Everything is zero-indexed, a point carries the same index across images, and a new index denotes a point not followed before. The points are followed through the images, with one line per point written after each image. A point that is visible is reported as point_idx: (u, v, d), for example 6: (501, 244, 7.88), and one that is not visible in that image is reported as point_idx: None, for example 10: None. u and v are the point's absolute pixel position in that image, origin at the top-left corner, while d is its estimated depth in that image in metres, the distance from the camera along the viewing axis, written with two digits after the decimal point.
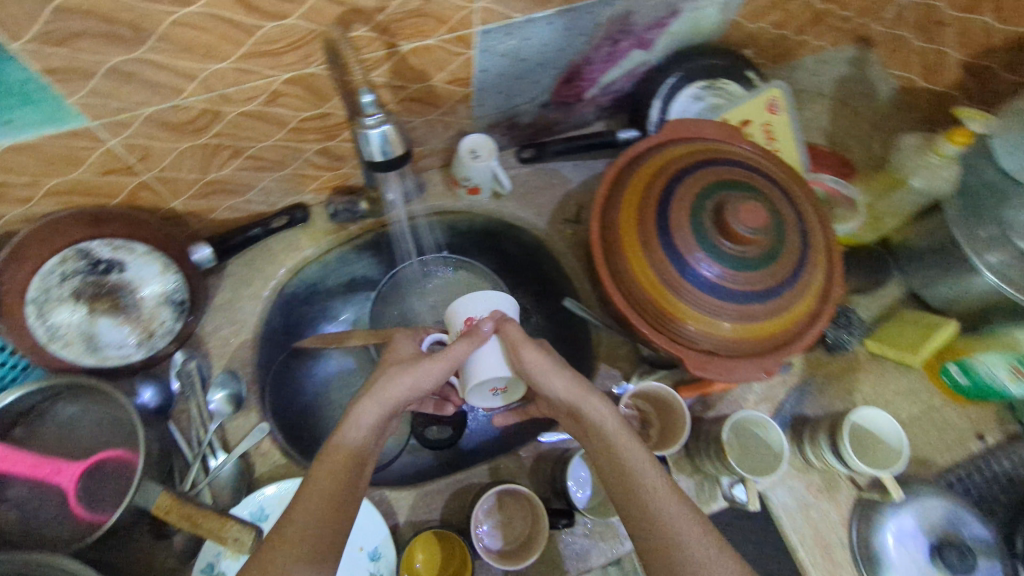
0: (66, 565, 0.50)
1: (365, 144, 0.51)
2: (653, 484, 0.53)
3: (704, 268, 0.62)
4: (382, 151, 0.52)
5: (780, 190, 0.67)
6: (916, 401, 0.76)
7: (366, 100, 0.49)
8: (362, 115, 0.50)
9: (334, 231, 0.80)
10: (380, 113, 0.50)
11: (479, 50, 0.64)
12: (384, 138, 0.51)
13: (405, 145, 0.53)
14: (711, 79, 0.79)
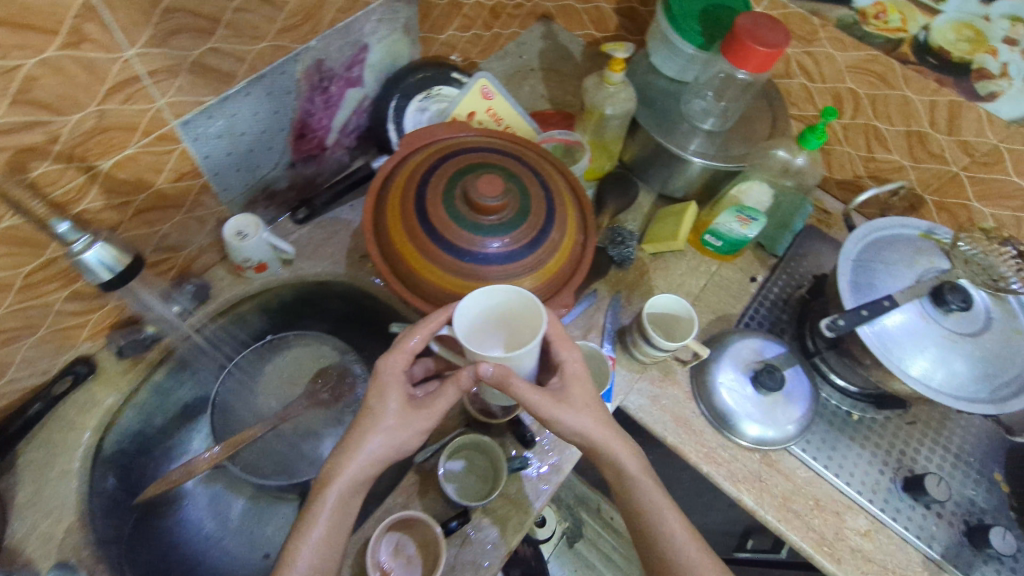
0: None
1: (86, 270, 0.54)
2: (647, 493, 0.64)
3: (491, 246, 0.69)
4: (106, 269, 0.55)
5: (513, 157, 0.78)
6: (698, 274, 0.92)
7: (62, 229, 0.51)
8: (67, 244, 0.51)
9: (130, 367, 0.75)
10: (85, 235, 0.52)
11: (191, 140, 0.66)
12: (101, 257, 0.54)
13: (129, 254, 0.57)
14: (427, 89, 0.90)
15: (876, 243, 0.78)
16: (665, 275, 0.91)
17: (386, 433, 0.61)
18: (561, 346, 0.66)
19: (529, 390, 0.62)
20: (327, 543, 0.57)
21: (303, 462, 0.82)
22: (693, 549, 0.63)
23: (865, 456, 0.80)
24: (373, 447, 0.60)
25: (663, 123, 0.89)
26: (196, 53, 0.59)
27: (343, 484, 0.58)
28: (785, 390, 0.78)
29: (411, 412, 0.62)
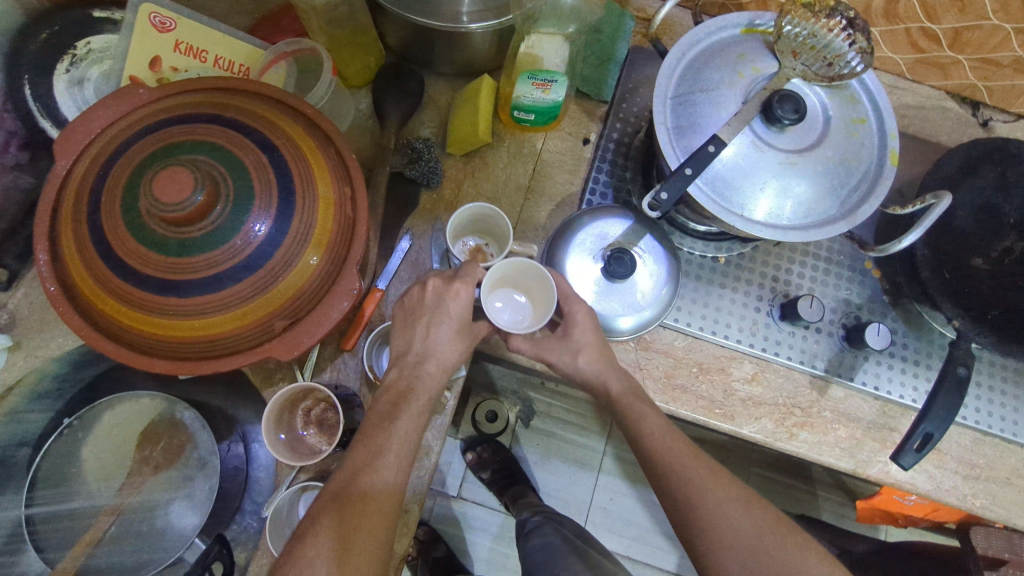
0: None
1: None
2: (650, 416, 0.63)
3: (258, 229, 0.52)
4: None
5: (212, 114, 0.56)
6: (523, 160, 0.77)
7: None
8: None
9: None
10: None
11: None
12: None
13: None
14: (67, 50, 0.63)
15: (695, 64, 0.63)
16: (486, 176, 0.76)
17: (437, 374, 0.60)
18: (570, 301, 0.65)
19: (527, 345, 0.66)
20: (398, 464, 0.56)
21: (160, 546, 0.69)
22: (687, 456, 0.62)
23: (741, 300, 0.74)
24: (424, 378, 0.60)
25: None
26: None
27: (410, 406, 0.58)
28: (633, 280, 0.69)
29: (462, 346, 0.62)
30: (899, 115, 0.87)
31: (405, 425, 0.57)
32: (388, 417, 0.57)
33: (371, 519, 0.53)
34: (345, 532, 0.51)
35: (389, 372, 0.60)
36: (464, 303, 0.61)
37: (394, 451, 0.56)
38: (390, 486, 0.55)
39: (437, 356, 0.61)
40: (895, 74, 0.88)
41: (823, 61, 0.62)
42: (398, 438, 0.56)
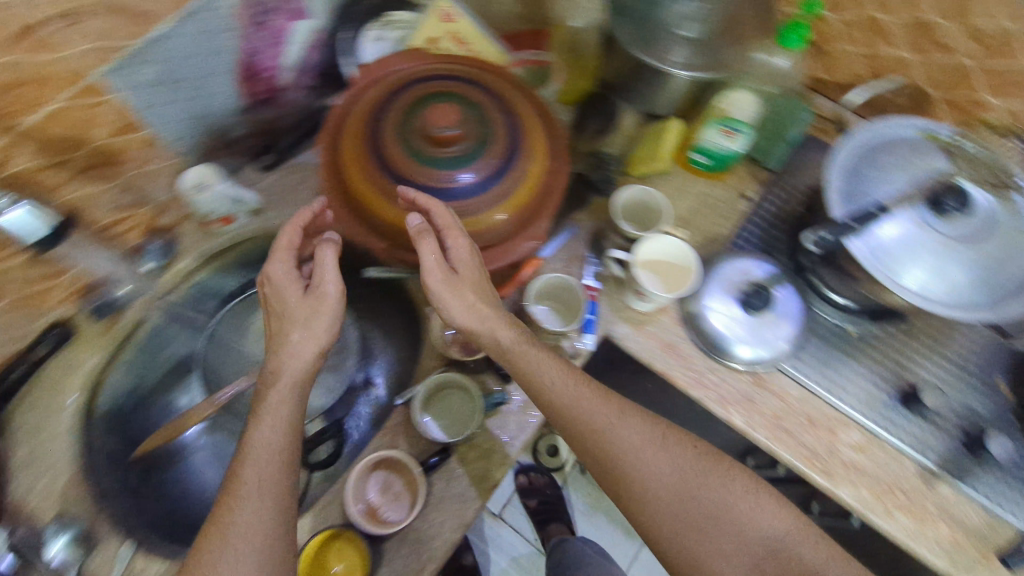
0: None
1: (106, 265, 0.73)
2: (535, 359, 0.65)
3: (463, 177, 0.67)
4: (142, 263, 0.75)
5: (475, 80, 0.72)
6: (687, 195, 0.87)
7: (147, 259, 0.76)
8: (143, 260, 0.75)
9: (108, 328, 0.73)
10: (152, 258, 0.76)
11: (124, 89, 0.62)
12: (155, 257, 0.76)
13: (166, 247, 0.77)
14: (381, 16, 0.83)
15: (873, 148, 0.72)
16: None
17: (313, 333, 0.60)
18: (450, 233, 0.63)
19: (427, 254, 0.63)
20: (285, 437, 0.57)
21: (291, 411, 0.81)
22: (569, 383, 0.65)
23: (861, 373, 0.77)
24: (304, 356, 0.59)
25: (643, 38, 0.79)
26: None
27: (278, 388, 0.58)
28: (776, 307, 0.75)
29: (321, 327, 0.60)
30: None
31: (284, 395, 0.58)
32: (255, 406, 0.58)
33: (270, 487, 0.55)
34: (255, 503, 0.53)
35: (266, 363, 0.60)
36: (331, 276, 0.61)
37: (273, 420, 0.57)
38: (273, 462, 0.55)
39: (303, 339, 0.59)
40: None
41: (993, 174, 0.68)
42: (282, 412, 0.58)
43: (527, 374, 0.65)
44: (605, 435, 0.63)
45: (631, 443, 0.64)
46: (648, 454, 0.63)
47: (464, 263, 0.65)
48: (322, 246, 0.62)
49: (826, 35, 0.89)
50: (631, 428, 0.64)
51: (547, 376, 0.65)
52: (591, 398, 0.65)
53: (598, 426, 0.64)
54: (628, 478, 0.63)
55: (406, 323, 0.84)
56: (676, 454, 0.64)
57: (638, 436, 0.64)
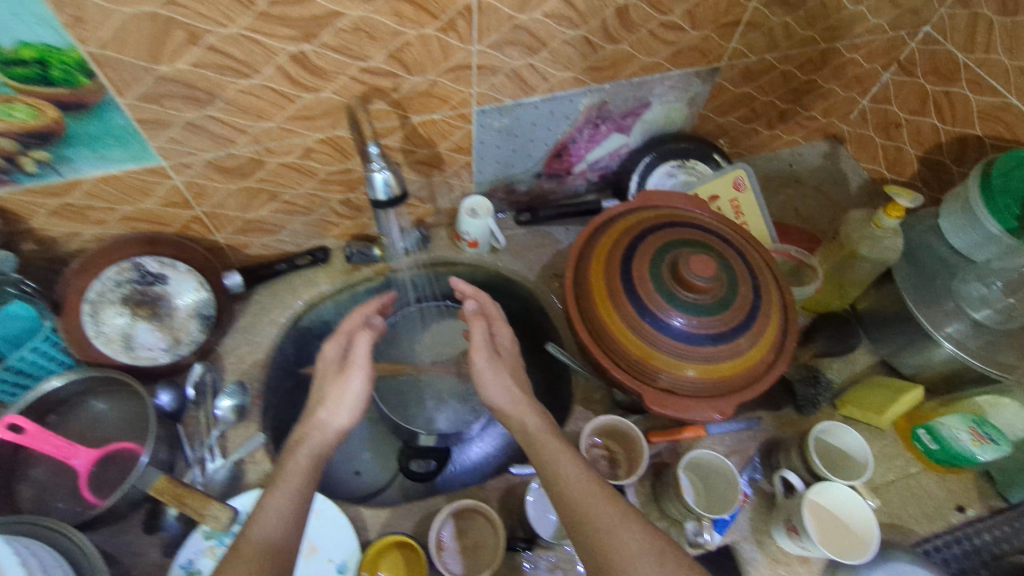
0: (82, 538, 0.59)
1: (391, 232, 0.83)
2: (557, 451, 0.62)
3: (676, 321, 0.70)
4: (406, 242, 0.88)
5: (739, 249, 0.76)
6: (890, 465, 0.77)
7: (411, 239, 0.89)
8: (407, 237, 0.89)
9: (349, 271, 0.89)
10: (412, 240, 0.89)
11: (478, 125, 0.78)
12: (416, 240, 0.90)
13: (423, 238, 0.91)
14: (683, 159, 0.93)
15: None
16: None
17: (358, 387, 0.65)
18: (494, 324, 0.74)
19: (477, 347, 0.69)
20: (314, 460, 0.60)
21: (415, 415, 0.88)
22: (582, 479, 0.60)
23: None
24: (328, 430, 0.63)
25: (925, 295, 0.76)
26: (518, 63, 0.72)
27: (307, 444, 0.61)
28: None
29: (349, 404, 0.64)
30: None
31: (326, 424, 0.63)
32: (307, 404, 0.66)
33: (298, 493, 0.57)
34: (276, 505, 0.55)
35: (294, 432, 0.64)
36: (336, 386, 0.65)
37: (307, 452, 0.61)
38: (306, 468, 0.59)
39: (335, 408, 0.64)
40: None
41: None
42: (303, 466, 0.59)
43: (550, 467, 0.61)
44: (604, 551, 0.54)
45: (633, 549, 0.54)
46: (650, 570, 0.53)
47: (503, 383, 0.68)
48: (337, 339, 0.70)
49: None
50: (633, 533, 0.55)
51: (562, 467, 0.61)
52: (599, 499, 0.58)
53: (595, 530, 0.56)
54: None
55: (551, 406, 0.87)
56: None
57: (638, 556, 0.54)
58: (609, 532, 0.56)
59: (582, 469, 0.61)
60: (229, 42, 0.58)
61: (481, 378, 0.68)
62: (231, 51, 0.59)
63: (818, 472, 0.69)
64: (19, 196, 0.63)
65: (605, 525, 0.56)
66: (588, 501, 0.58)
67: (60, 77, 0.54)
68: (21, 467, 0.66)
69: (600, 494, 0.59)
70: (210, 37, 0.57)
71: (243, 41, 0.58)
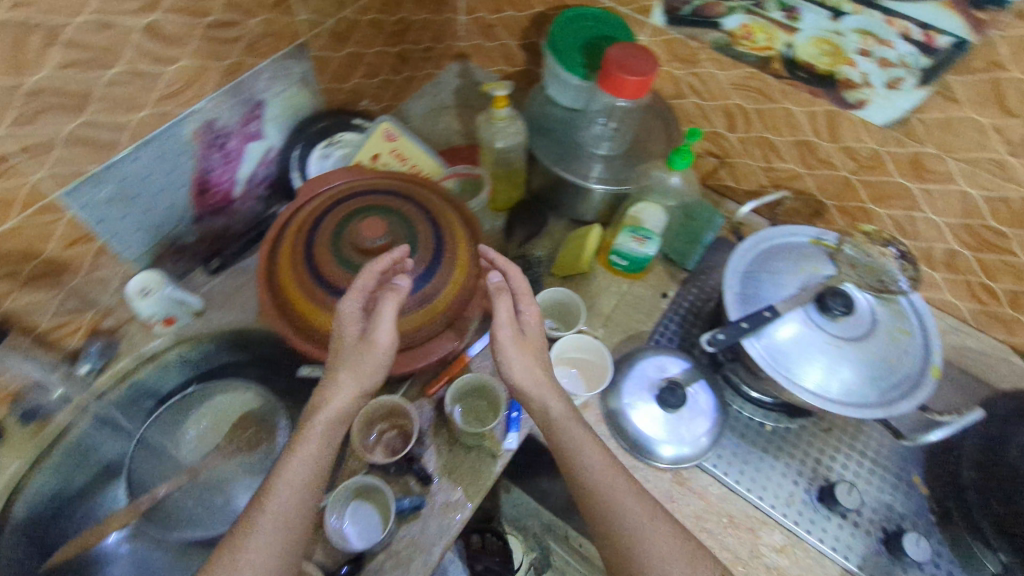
0: None
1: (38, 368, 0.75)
2: (571, 438, 0.67)
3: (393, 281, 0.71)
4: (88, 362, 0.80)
5: (407, 196, 0.80)
6: (609, 293, 0.94)
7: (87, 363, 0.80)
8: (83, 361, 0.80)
9: (37, 432, 0.76)
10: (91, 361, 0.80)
11: (80, 207, 0.69)
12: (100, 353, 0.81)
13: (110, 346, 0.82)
14: (330, 137, 0.94)
15: (767, 252, 0.80)
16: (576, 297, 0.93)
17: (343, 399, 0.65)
18: (524, 300, 0.72)
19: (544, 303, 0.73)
20: (327, 443, 0.63)
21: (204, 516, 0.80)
22: (614, 475, 0.65)
23: (779, 468, 0.79)
24: (342, 398, 0.65)
25: (561, 153, 0.93)
26: (71, 127, 0.63)
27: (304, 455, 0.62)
28: (687, 405, 0.78)
29: (366, 377, 0.65)
30: (958, 357, 0.96)
31: (335, 403, 0.64)
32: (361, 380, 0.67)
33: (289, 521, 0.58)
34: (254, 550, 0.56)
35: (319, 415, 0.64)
36: (357, 366, 0.65)
37: (304, 455, 0.62)
38: (299, 492, 0.60)
39: (341, 396, 0.65)
40: (957, 319, 1.00)
41: (879, 278, 0.75)
42: (297, 475, 0.61)
43: (574, 465, 0.66)
44: (632, 541, 0.62)
45: (657, 549, 0.61)
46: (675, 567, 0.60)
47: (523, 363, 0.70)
48: (353, 296, 0.66)
49: (727, 152, 1.05)
50: (660, 532, 0.62)
51: (586, 458, 0.66)
52: (629, 493, 0.64)
53: (627, 523, 0.62)
54: (625, 549, 0.62)
55: None
56: (682, 541, 0.62)
57: (670, 547, 0.61)
58: (630, 514, 0.63)
59: (603, 461, 0.66)
60: None
61: (518, 339, 0.70)
62: None
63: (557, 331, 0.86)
64: None
65: (625, 509, 0.63)
66: (609, 496, 0.64)
67: None
68: None
69: (629, 493, 0.64)
70: None
71: None
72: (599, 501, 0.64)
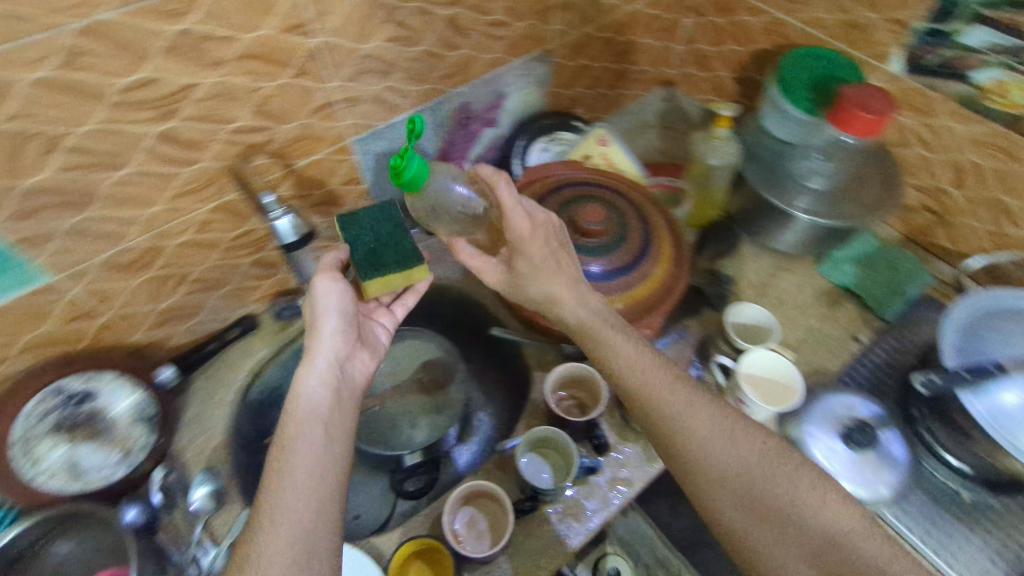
0: None
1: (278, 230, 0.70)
2: (615, 340, 0.68)
3: (408, 300, 0.77)
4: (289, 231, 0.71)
5: (617, 193, 0.88)
6: (794, 326, 0.93)
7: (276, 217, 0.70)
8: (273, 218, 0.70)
9: (282, 329, 0.91)
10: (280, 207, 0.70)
11: (358, 140, 0.82)
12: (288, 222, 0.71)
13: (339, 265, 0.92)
14: (552, 133, 1.06)
15: (997, 315, 0.75)
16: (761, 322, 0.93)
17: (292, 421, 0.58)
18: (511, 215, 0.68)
19: (519, 215, 0.68)
20: (279, 456, 0.56)
21: (376, 438, 0.91)
22: (663, 375, 0.66)
23: (973, 549, 0.72)
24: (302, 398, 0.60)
25: (772, 180, 0.92)
26: (376, 88, 0.78)
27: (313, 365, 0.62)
28: (879, 450, 0.73)
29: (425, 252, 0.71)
30: None
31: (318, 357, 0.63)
32: (298, 417, 0.59)
33: (293, 528, 0.52)
34: (297, 485, 0.54)
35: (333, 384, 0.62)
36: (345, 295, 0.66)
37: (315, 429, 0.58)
38: (316, 467, 0.56)
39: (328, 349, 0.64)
40: None
41: None
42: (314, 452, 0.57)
43: (613, 372, 0.67)
44: (679, 421, 0.63)
45: (693, 432, 0.63)
46: (725, 446, 0.62)
47: (535, 262, 0.69)
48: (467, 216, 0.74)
49: (950, 210, 0.98)
50: (697, 417, 0.63)
51: (620, 351, 0.67)
52: (662, 388, 0.65)
53: (671, 413, 0.64)
54: (670, 442, 0.64)
55: (517, 381, 0.93)
56: (721, 419, 0.63)
57: (712, 425, 0.63)
58: (681, 398, 0.64)
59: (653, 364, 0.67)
60: (92, 138, 0.57)
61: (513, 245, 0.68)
62: (98, 146, 0.58)
63: (740, 347, 0.82)
64: None
65: (669, 395, 0.64)
66: (655, 386, 0.65)
67: None
68: None
69: (684, 399, 0.64)
70: (71, 138, 0.56)
71: (106, 134, 0.58)
72: (642, 380, 0.66)
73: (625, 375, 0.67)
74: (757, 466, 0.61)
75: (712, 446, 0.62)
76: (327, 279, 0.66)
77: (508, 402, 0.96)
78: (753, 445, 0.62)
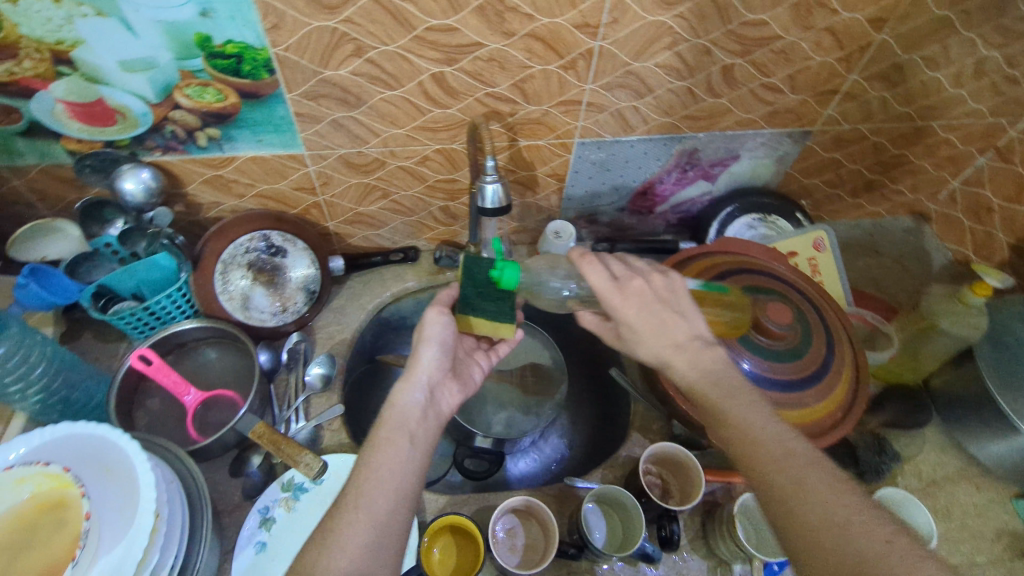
0: (191, 465, 0.65)
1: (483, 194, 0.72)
2: (732, 390, 0.57)
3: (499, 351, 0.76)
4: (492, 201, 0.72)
5: (813, 305, 0.79)
6: (948, 545, 0.77)
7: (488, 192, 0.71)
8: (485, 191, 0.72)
9: (434, 272, 0.99)
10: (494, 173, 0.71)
11: (580, 143, 0.84)
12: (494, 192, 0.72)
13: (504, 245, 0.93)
14: (765, 214, 0.99)
15: None
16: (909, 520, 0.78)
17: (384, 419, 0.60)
18: (610, 292, 0.62)
19: (603, 278, 0.62)
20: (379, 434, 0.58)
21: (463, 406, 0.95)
22: (778, 434, 0.53)
23: None
24: (401, 404, 0.61)
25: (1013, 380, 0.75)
26: (624, 105, 0.79)
27: (409, 381, 0.63)
28: None
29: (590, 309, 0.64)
30: None
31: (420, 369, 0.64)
32: (393, 409, 0.60)
33: (381, 509, 0.52)
34: (385, 474, 0.54)
35: (425, 403, 0.62)
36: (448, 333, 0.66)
37: (399, 430, 0.58)
38: (403, 460, 0.56)
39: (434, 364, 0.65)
40: None
41: None
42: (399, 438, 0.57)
43: (726, 418, 0.56)
44: (789, 484, 0.50)
45: (811, 489, 0.49)
46: (839, 514, 0.47)
47: (633, 317, 0.61)
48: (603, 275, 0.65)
49: None
50: (818, 480, 0.49)
51: (734, 403, 0.56)
52: (778, 440, 0.53)
53: (786, 471, 0.50)
54: (777, 500, 0.50)
55: (612, 428, 0.91)
56: (839, 484, 0.49)
57: (829, 494, 0.48)
58: (792, 456, 0.51)
59: (767, 414, 0.55)
60: (387, 58, 0.66)
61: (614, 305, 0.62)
62: (387, 66, 0.68)
63: None
64: (185, 163, 0.74)
65: (778, 448, 0.52)
66: (769, 439, 0.53)
67: (247, 70, 0.65)
68: (136, 397, 0.77)
69: (800, 457, 0.51)
70: (373, 51, 0.66)
71: (398, 58, 0.67)
72: (755, 432, 0.54)
73: (739, 427, 0.54)
74: (894, 561, 0.43)
75: (827, 512, 0.47)
76: (434, 311, 0.67)
77: (591, 441, 0.94)
78: (877, 536, 0.45)
